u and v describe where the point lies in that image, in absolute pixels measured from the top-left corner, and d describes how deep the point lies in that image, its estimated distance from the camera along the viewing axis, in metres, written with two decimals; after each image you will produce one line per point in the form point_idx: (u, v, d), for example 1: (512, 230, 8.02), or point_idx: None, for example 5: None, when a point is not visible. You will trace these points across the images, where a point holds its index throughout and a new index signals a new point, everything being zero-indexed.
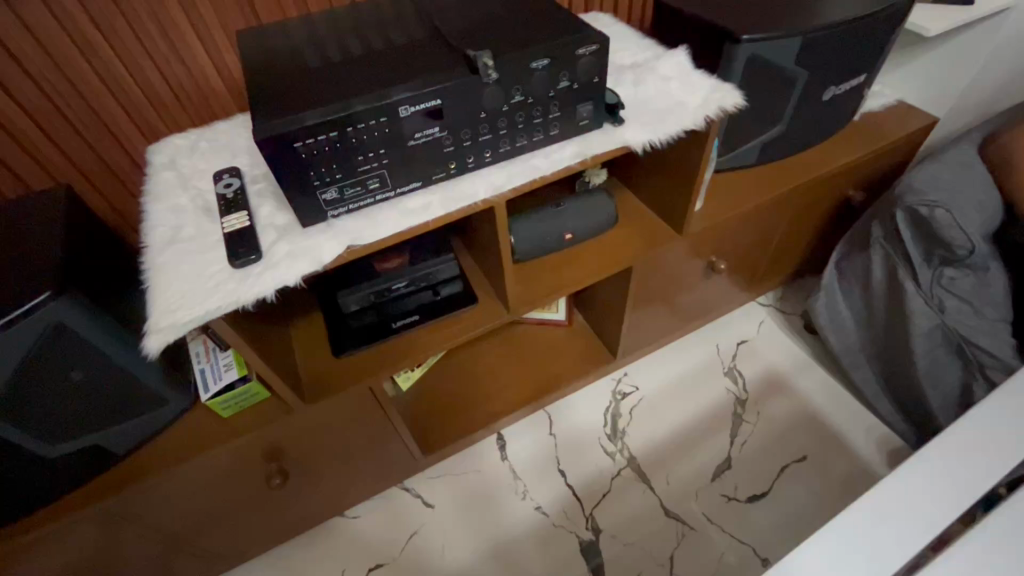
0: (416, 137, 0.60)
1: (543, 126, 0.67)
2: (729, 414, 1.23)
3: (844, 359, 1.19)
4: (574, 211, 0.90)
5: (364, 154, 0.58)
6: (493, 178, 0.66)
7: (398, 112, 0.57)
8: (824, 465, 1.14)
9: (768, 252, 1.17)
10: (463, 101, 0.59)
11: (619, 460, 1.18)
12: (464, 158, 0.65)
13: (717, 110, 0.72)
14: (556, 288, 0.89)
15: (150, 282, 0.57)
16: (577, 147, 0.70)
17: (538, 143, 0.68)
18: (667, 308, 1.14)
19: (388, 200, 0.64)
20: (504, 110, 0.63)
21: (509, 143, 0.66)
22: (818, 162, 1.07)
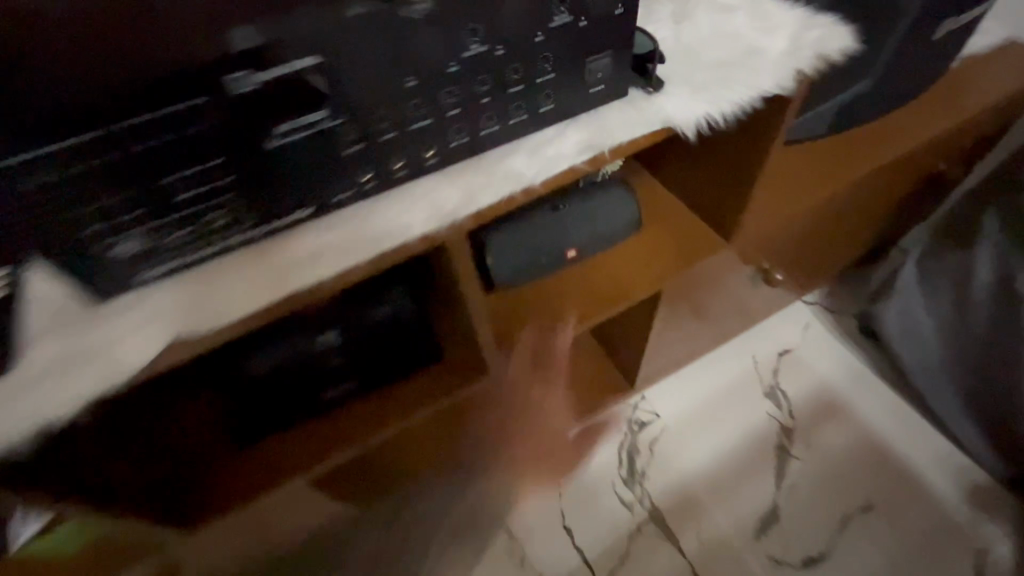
0: (281, 136, 0.38)
1: (499, 107, 0.44)
2: (773, 449, 0.99)
3: (919, 381, 0.94)
4: (574, 218, 0.63)
5: (178, 173, 0.37)
6: (438, 197, 0.46)
7: (232, 87, 0.35)
8: (896, 516, 0.92)
9: (828, 248, 0.90)
10: (352, 76, 0.37)
11: (638, 512, 0.95)
12: (362, 171, 0.43)
13: (810, 62, 0.50)
14: (554, 327, 0.66)
15: None
16: (583, 136, 0.48)
17: (515, 126, 0.46)
18: (698, 325, 0.87)
19: (257, 239, 0.44)
20: (452, 74, 0.40)
21: (431, 143, 0.44)
22: (901, 128, 0.79)
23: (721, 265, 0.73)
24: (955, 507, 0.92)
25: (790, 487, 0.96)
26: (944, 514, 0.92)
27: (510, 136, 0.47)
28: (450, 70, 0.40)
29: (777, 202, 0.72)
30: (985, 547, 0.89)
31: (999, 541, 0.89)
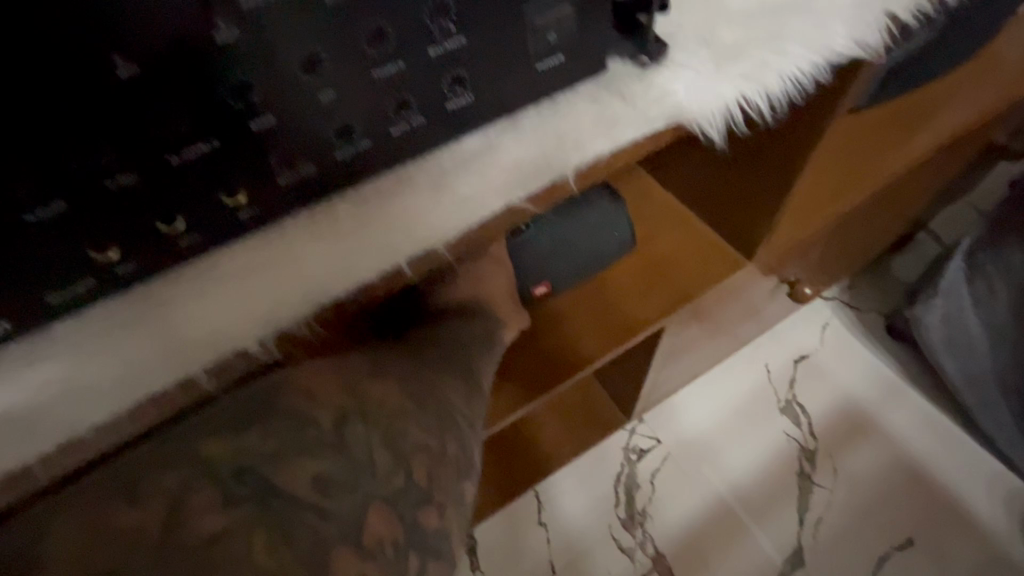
0: None
1: (348, 124, 0.26)
2: (793, 476, 0.85)
3: (967, 397, 0.80)
4: (566, 242, 0.52)
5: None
6: (280, 268, 0.29)
7: None
8: (938, 551, 0.79)
9: (858, 245, 0.74)
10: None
11: (640, 560, 0.81)
12: (99, 257, 0.25)
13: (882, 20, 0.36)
14: (476, 333, 0.45)
15: None
16: (536, 149, 0.31)
17: (404, 139, 0.28)
18: (704, 343, 0.72)
19: None
20: (244, 37, 0.22)
21: (224, 197, 0.25)
22: (953, 101, 0.62)
23: (734, 283, 0.58)
24: (1002, 536, 0.80)
25: (817, 523, 0.82)
26: (991, 547, 0.79)
27: (383, 167, 0.29)
28: (210, 57, 0.22)
29: (805, 202, 0.56)
30: None
31: None
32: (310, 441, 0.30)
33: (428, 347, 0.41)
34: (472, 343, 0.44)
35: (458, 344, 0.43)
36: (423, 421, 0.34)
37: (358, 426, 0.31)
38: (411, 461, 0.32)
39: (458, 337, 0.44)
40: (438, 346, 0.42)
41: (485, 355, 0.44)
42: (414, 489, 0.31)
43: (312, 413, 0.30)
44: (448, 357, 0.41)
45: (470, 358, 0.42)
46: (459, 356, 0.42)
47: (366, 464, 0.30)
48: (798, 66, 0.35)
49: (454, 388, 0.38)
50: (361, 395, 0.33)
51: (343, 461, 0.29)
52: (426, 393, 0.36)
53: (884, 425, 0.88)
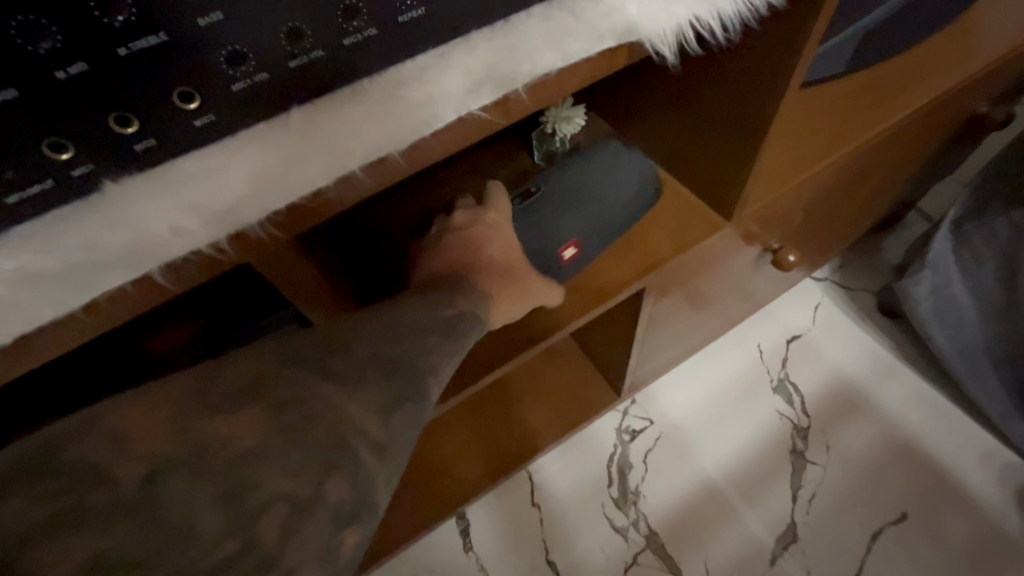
0: None
1: (298, 27, 0.25)
2: (787, 453, 0.85)
3: (958, 367, 0.80)
4: (576, 199, 0.51)
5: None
6: (235, 173, 0.27)
7: None
8: (933, 525, 0.78)
9: (843, 217, 0.76)
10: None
11: (634, 539, 0.81)
12: (55, 156, 0.24)
13: None
14: (455, 311, 0.38)
15: None
16: (484, 57, 0.30)
17: (361, 48, 0.27)
18: (692, 316, 0.73)
19: None
20: None
21: (177, 100, 0.24)
22: (931, 67, 0.63)
23: (715, 250, 0.58)
24: (999, 509, 0.79)
25: (811, 499, 0.82)
26: (987, 520, 0.79)
27: (345, 77, 0.28)
28: None
29: (781, 166, 0.57)
30: None
31: None
32: (83, 509, 0.20)
33: (393, 324, 0.34)
34: (434, 335, 0.35)
35: (418, 330, 0.34)
36: (301, 464, 0.25)
37: (177, 481, 0.22)
38: (262, 524, 0.23)
39: (420, 322, 0.35)
40: (391, 333, 0.33)
41: (449, 353, 0.35)
42: (269, 548, 0.23)
43: (107, 460, 0.21)
44: (387, 359, 0.31)
45: (422, 358, 0.33)
46: (407, 353, 0.32)
47: (183, 533, 0.21)
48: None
49: (376, 414, 0.29)
50: (210, 428, 0.23)
51: (147, 526, 0.21)
52: (324, 419, 0.26)
53: (878, 402, 0.88)
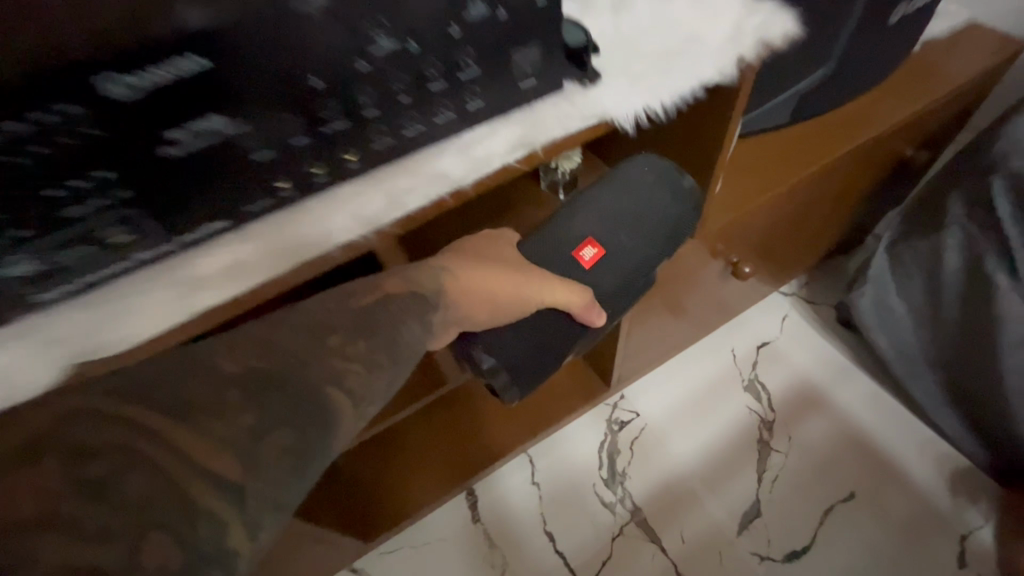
0: (176, 146, 0.29)
1: (420, 114, 0.36)
2: (754, 442, 0.98)
3: (899, 368, 0.94)
4: (585, 201, 0.54)
5: (58, 182, 0.27)
6: (365, 203, 0.38)
7: (102, 93, 0.25)
8: (878, 505, 0.91)
9: (798, 238, 0.92)
10: (264, 57, 0.28)
11: (620, 514, 0.94)
12: (275, 184, 0.34)
13: (756, 46, 0.43)
14: (399, 304, 0.40)
15: None
16: (519, 126, 0.40)
17: (446, 126, 0.38)
18: (672, 318, 0.88)
19: (159, 260, 0.35)
20: (365, 72, 0.31)
21: (348, 156, 0.36)
22: (861, 121, 0.78)
23: (686, 261, 0.73)
24: (936, 493, 0.92)
25: (773, 481, 0.94)
26: (927, 503, 0.91)
27: (438, 140, 0.39)
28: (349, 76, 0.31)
29: (740, 197, 0.71)
30: (968, 534, 0.88)
31: (982, 527, 0.88)
32: None
33: (318, 323, 0.36)
34: (348, 353, 0.35)
35: (325, 346, 0.34)
36: (89, 526, 0.24)
37: None
38: None
39: (338, 329, 0.36)
40: (292, 350, 0.33)
41: (360, 371, 0.35)
42: None
43: None
44: (252, 393, 0.30)
45: (309, 382, 0.33)
46: (292, 377, 0.32)
47: None
48: (718, 69, 0.43)
49: (220, 458, 0.28)
50: (10, 481, 0.25)
51: None
52: (141, 465, 0.26)
53: (835, 402, 1.01)
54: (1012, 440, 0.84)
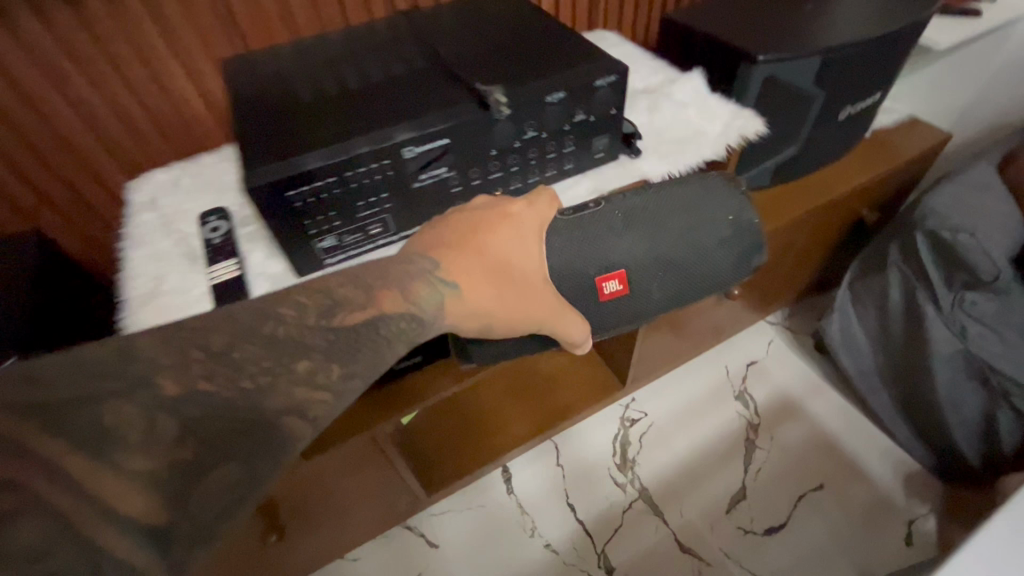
0: (421, 179, 0.54)
1: (540, 171, 0.60)
2: (741, 440, 1.19)
3: (859, 383, 1.15)
4: (650, 227, 0.57)
5: (366, 196, 0.53)
6: None
7: (401, 154, 0.51)
8: (842, 494, 1.11)
9: (780, 274, 1.16)
10: (471, 139, 0.53)
11: (630, 492, 1.13)
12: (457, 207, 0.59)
13: (738, 139, 0.68)
14: (391, 330, 0.40)
15: (131, 308, 0.55)
16: (593, 182, 0.64)
17: (551, 178, 0.62)
18: (674, 333, 1.11)
19: (392, 245, 0.58)
20: (517, 147, 0.56)
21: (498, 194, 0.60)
22: (826, 184, 1.03)
23: None
24: (890, 487, 1.12)
25: (756, 472, 1.14)
26: (883, 495, 1.11)
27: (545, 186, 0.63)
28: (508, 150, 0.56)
29: None
30: (915, 520, 1.08)
31: (926, 515, 1.08)
32: None
33: (283, 350, 0.35)
34: (317, 384, 0.36)
35: (295, 371, 0.35)
36: None
37: None
38: None
39: (314, 353, 0.36)
40: (249, 373, 0.34)
41: (329, 402, 0.36)
42: None
43: None
44: (198, 425, 0.32)
45: (263, 413, 0.34)
46: (247, 414, 0.33)
47: None
48: (714, 152, 0.68)
49: (138, 496, 0.30)
50: None
51: None
52: (37, 510, 0.27)
53: (809, 411, 1.22)
54: (947, 441, 1.05)
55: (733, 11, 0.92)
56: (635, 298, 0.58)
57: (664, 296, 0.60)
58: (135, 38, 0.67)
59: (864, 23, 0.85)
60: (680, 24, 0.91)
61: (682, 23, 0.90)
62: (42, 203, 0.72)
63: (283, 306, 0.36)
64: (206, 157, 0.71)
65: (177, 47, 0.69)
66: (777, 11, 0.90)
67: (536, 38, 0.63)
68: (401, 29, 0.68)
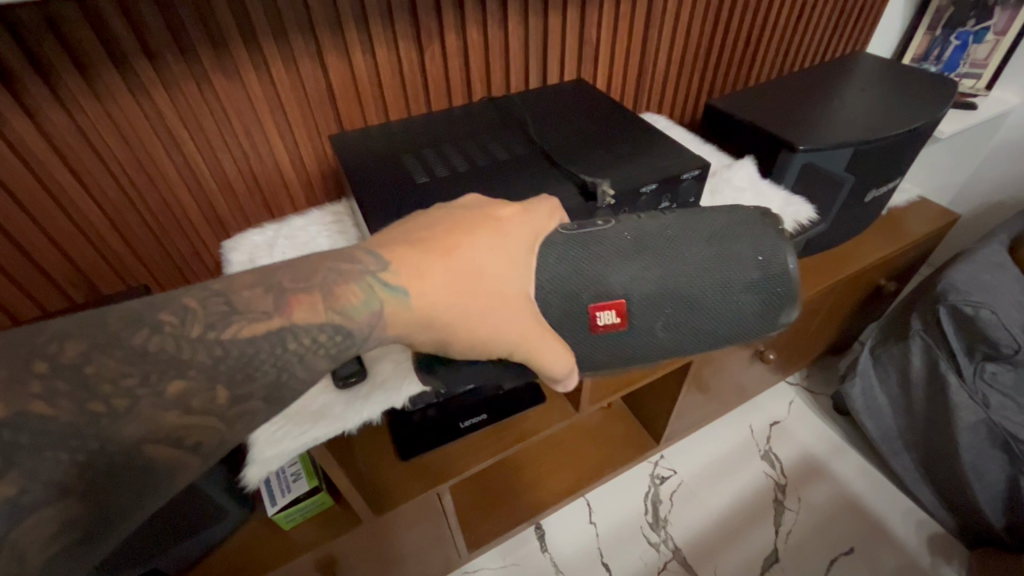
0: None
1: None
2: (770, 500, 1.21)
3: (883, 446, 1.19)
4: (665, 253, 0.45)
5: None
6: None
7: None
8: (872, 558, 1.13)
9: (806, 336, 1.21)
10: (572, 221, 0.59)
11: (664, 551, 1.13)
12: None
13: (794, 224, 0.77)
14: (300, 344, 0.37)
15: (241, 252, 0.73)
16: None
17: None
18: (704, 395, 1.13)
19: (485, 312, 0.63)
20: None
21: None
22: (851, 256, 1.10)
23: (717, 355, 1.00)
24: (916, 549, 1.15)
25: (788, 533, 1.16)
26: (909, 558, 1.13)
27: None
28: None
29: None
30: None
31: None
32: None
33: (152, 365, 0.32)
34: (193, 409, 0.34)
35: (163, 393, 0.33)
36: None
37: None
38: None
39: (191, 371, 0.33)
40: (103, 395, 0.31)
41: (216, 428, 0.35)
42: None
43: None
44: (28, 455, 0.29)
45: (117, 442, 0.32)
46: (98, 442, 0.31)
47: None
48: None
49: None
50: None
51: None
52: None
53: (832, 471, 1.26)
54: (972, 507, 1.08)
55: (764, 101, 1.02)
56: (635, 340, 0.47)
57: (672, 336, 0.47)
58: (246, 108, 0.71)
59: (888, 119, 0.94)
60: (722, 110, 1.00)
61: (723, 109, 1.00)
62: (135, 258, 0.74)
63: (165, 312, 0.34)
64: (298, 220, 0.77)
65: (278, 118, 0.74)
66: (804, 103, 1.00)
67: (609, 126, 0.71)
68: (484, 115, 0.76)
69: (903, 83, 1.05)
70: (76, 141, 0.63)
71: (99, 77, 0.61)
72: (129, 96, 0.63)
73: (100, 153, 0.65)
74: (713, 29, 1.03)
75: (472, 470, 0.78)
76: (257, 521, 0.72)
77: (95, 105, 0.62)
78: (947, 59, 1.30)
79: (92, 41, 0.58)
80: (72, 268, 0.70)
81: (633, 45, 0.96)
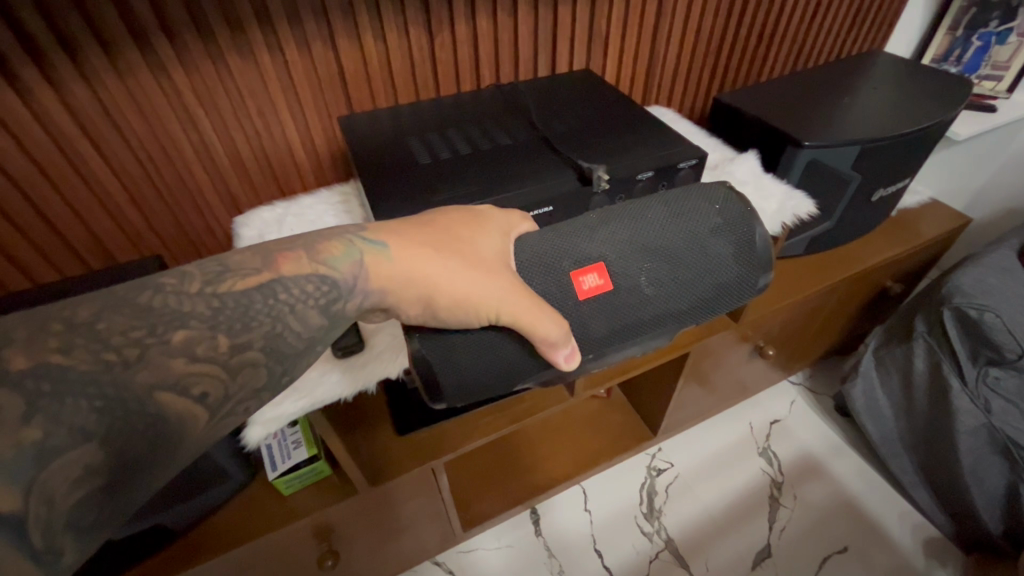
0: None
1: None
2: (765, 496, 1.21)
3: (882, 448, 1.18)
4: (628, 220, 0.48)
5: None
6: None
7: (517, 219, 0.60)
8: (866, 557, 1.13)
9: (808, 334, 1.21)
10: (570, 206, 0.61)
11: (656, 541, 1.15)
12: None
13: (791, 218, 0.77)
14: (290, 295, 0.40)
15: (252, 227, 0.76)
16: None
17: None
18: (701, 388, 1.13)
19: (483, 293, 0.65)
20: None
21: None
22: (855, 255, 1.10)
23: (714, 349, 1.00)
24: (911, 551, 1.14)
25: (781, 531, 1.16)
26: (903, 559, 1.13)
27: None
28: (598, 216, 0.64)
29: (767, 301, 1.01)
30: None
31: None
32: None
33: (158, 318, 0.36)
34: (199, 356, 0.36)
35: (169, 343, 0.35)
36: None
37: None
38: None
39: (193, 321, 0.36)
40: (115, 345, 0.34)
41: (221, 377, 0.37)
42: None
43: None
44: (48, 402, 0.31)
45: (132, 391, 0.34)
46: (111, 387, 0.33)
47: None
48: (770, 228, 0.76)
49: None
50: None
51: None
52: None
53: (830, 471, 1.26)
54: (969, 511, 1.07)
55: (774, 97, 1.02)
56: (624, 301, 0.47)
57: (659, 294, 0.48)
58: (259, 88, 0.74)
59: (896, 118, 0.94)
60: (732, 104, 1.00)
61: (732, 104, 1.01)
62: (150, 229, 0.78)
63: (165, 276, 0.38)
64: (306, 199, 0.80)
65: (290, 97, 0.77)
66: (815, 100, 1.00)
67: (612, 115, 0.72)
68: (489, 101, 0.78)
69: (918, 83, 1.04)
70: (97, 113, 0.66)
71: (120, 53, 0.63)
72: (148, 72, 0.66)
73: (118, 126, 0.68)
74: (724, 24, 1.03)
75: (467, 447, 0.80)
76: (259, 483, 0.76)
77: (115, 80, 0.65)
78: (968, 61, 1.28)
79: (113, 17, 0.61)
80: (89, 236, 0.73)
81: (643, 39, 0.97)
